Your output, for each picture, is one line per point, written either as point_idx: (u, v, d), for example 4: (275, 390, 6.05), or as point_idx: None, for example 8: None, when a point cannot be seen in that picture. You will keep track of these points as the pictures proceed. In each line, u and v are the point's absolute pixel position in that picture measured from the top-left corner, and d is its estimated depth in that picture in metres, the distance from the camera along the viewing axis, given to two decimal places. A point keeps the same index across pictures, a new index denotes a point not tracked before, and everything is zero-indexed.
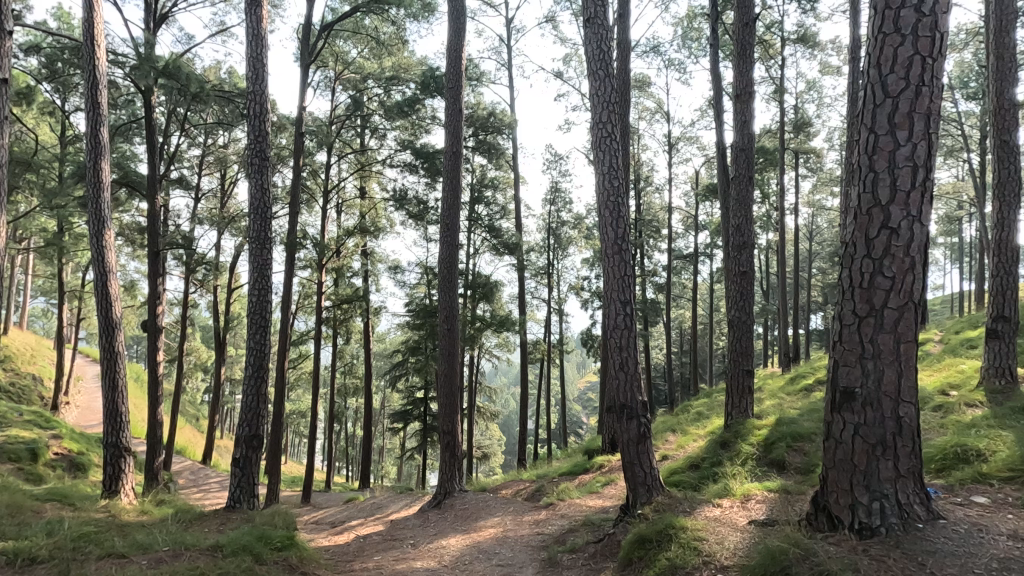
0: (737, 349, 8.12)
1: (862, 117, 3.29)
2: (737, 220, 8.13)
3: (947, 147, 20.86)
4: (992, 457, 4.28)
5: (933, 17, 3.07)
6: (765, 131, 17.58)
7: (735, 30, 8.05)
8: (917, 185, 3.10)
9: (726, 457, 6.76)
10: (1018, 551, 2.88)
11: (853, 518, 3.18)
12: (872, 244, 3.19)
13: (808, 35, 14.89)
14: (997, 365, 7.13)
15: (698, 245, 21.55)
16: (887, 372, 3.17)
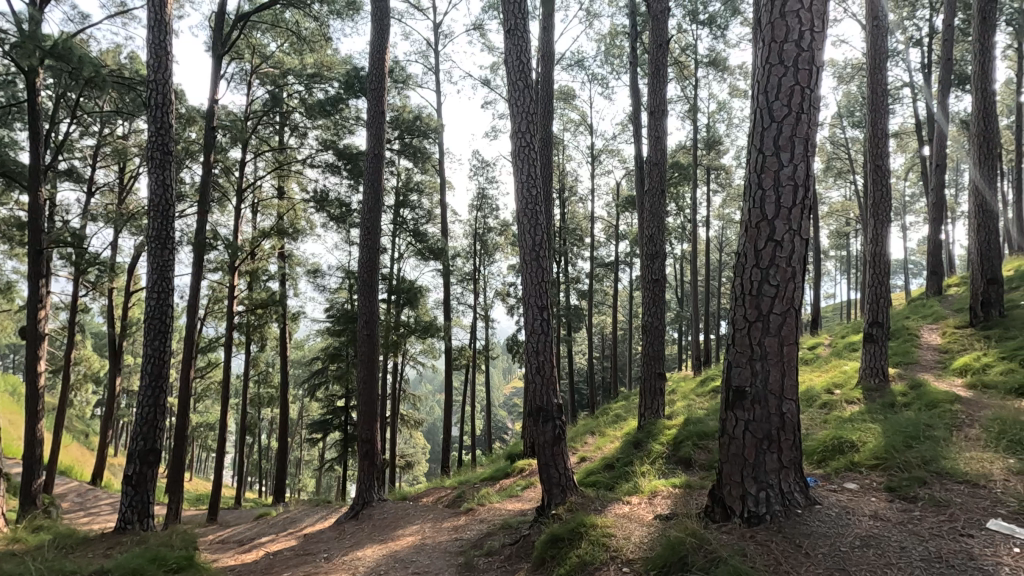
0: (650, 353, 8.53)
1: (752, 139, 3.60)
2: (651, 230, 8.57)
3: (838, 168, 23.07)
4: (863, 446, 4.78)
5: (810, 52, 3.41)
6: (680, 147, 18.64)
7: (651, 50, 8.48)
8: (797, 202, 3.43)
9: (637, 456, 7.08)
10: (877, 529, 3.25)
11: (743, 508, 3.45)
12: (760, 254, 3.49)
13: (718, 60, 16.00)
14: (873, 366, 7.97)
15: (619, 254, 22.44)
16: (772, 371, 3.47)
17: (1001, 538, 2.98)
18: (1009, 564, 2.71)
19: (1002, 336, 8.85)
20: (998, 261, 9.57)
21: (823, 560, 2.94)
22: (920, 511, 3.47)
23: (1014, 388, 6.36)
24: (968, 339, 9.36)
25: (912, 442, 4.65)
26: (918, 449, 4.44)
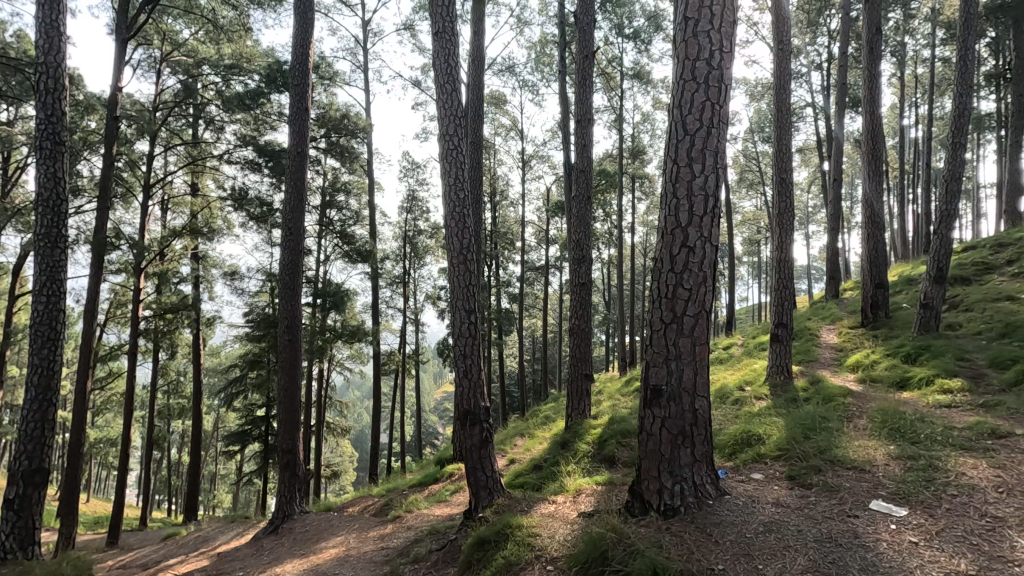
0: (577, 355, 8.74)
1: (667, 150, 3.79)
2: (577, 235, 8.79)
3: (750, 180, 24.70)
4: (768, 438, 5.14)
5: (719, 71, 3.64)
6: (606, 155, 19.27)
7: (578, 60, 8.67)
8: (708, 211, 3.65)
9: (564, 457, 7.22)
10: (778, 514, 3.51)
11: (659, 501, 3.62)
12: (675, 259, 3.68)
13: (642, 73, 16.72)
14: (779, 364, 8.59)
15: (549, 258, 22.84)
16: (686, 370, 3.66)
17: (881, 517, 3.31)
18: (887, 539, 3.01)
19: (887, 335, 9.81)
20: (884, 267, 10.62)
21: (730, 546, 3.14)
22: (815, 496, 3.78)
23: (896, 381, 7.07)
24: (860, 338, 10.29)
25: (810, 434, 5.05)
26: (815, 439, 4.84)
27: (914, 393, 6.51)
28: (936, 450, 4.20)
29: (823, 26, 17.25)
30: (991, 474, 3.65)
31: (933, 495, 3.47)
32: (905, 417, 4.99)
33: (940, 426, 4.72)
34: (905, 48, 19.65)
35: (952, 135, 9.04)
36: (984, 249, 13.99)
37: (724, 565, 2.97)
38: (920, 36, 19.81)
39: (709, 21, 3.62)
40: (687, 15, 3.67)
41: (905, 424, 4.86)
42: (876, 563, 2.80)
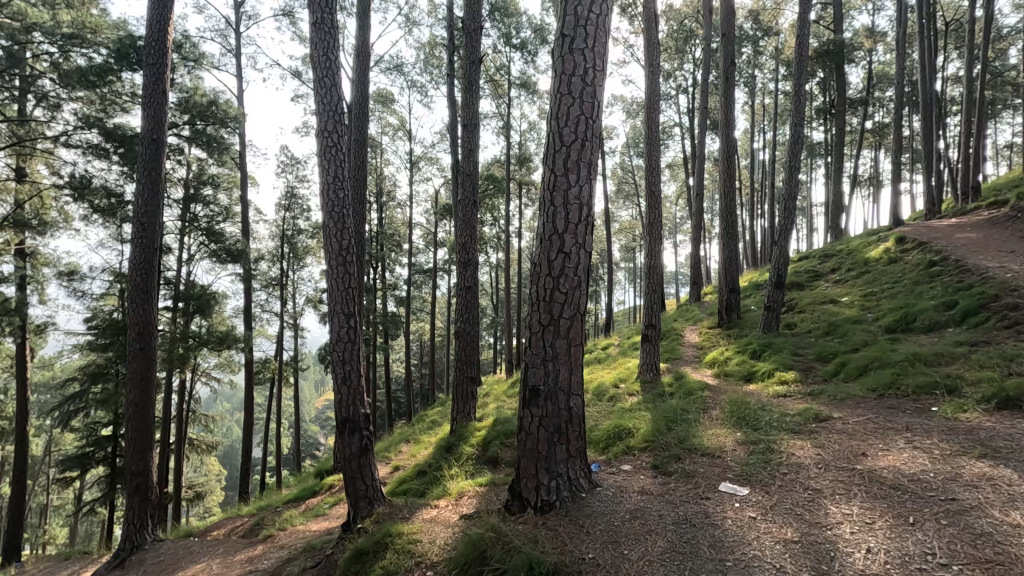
0: (462, 358, 8.76)
1: (546, 159, 3.94)
2: (463, 238, 8.79)
3: (627, 191, 26.49)
4: (636, 431, 5.52)
5: (592, 88, 3.86)
6: (494, 160, 19.56)
7: (464, 65, 8.64)
8: (582, 219, 3.85)
9: (447, 460, 7.21)
10: (643, 502, 3.80)
11: (537, 498, 3.77)
12: (552, 265, 3.83)
13: (529, 82, 17.23)
14: (649, 362, 9.28)
15: (437, 261, 22.67)
16: (561, 370, 3.83)
17: (728, 497, 3.71)
18: (732, 516, 3.38)
19: (739, 334, 11.01)
20: (736, 274, 11.91)
21: (600, 535, 3.33)
22: (675, 482, 4.14)
23: (745, 375, 7.95)
24: (716, 337, 11.45)
25: (672, 425, 5.52)
26: (675, 431, 5.30)
27: (758, 385, 7.37)
28: (772, 435, 4.79)
29: (689, 54, 19.03)
30: (813, 452, 4.25)
31: (768, 475, 3.97)
32: (750, 407, 5.64)
33: (776, 414, 5.39)
34: (755, 81, 22.28)
35: (789, 160, 10.40)
36: (814, 259, 16.23)
37: (594, 553, 3.15)
38: (766, 71, 22.59)
39: (584, 39, 3.81)
40: (564, 32, 3.84)
41: (749, 412, 5.49)
42: (722, 538, 3.13)
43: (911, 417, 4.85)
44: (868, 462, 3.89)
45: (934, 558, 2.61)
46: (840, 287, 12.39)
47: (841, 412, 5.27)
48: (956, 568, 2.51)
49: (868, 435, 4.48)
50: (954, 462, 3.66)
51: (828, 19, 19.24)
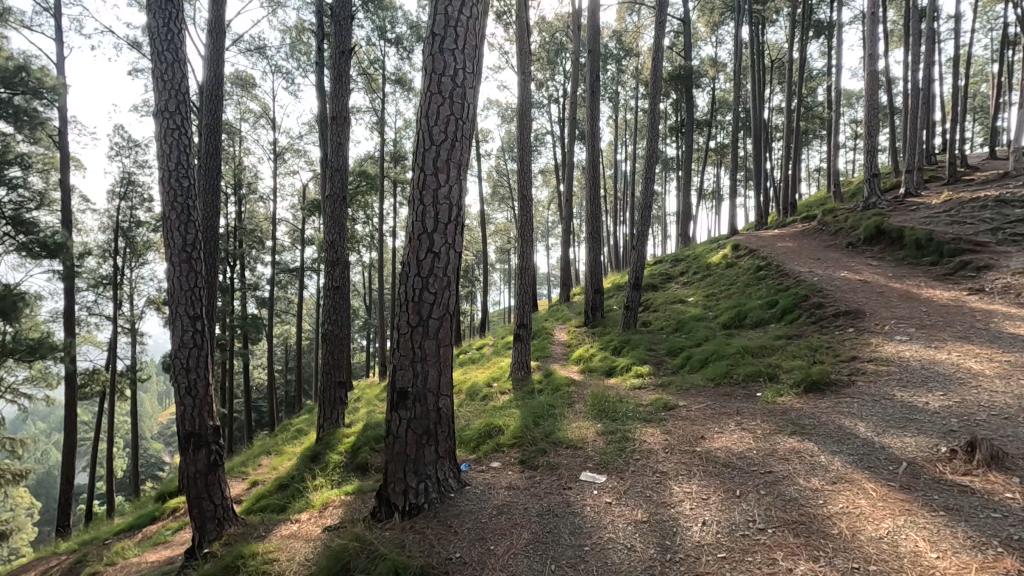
0: (329, 363, 8.33)
1: (415, 157, 3.88)
2: (330, 236, 8.31)
3: (502, 194, 27.08)
4: (506, 428, 5.64)
5: (463, 89, 3.86)
6: (368, 157, 18.85)
7: (333, 54, 8.13)
8: (451, 220, 3.84)
9: (312, 471, 6.80)
10: (510, 497, 3.90)
11: (404, 502, 3.70)
12: (420, 264, 3.77)
13: (404, 79, 16.84)
14: (521, 362, 9.57)
15: (304, 260, 21.31)
16: (430, 371, 3.80)
17: (588, 485, 3.94)
18: (590, 503, 3.60)
19: (602, 332, 11.75)
20: (600, 276, 12.72)
21: (467, 533, 3.35)
22: (542, 476, 4.29)
23: (607, 370, 8.51)
24: (582, 335, 12.12)
25: (539, 421, 5.73)
26: (542, 426, 5.52)
27: (618, 379, 7.93)
28: (628, 424, 5.18)
29: (560, 67, 19.97)
30: (661, 438, 4.68)
31: (623, 462, 4.28)
32: (610, 400, 6.03)
33: (632, 405, 5.83)
34: (618, 96, 23.99)
35: (646, 172, 11.32)
36: (667, 263, 17.86)
37: (461, 552, 3.17)
38: (628, 88, 24.43)
39: (454, 40, 3.79)
40: (434, 30, 3.79)
41: (608, 404, 5.88)
42: (581, 525, 3.31)
43: (740, 401, 5.54)
44: (705, 444, 4.36)
45: (755, 525, 2.99)
46: (688, 288, 13.78)
47: (686, 401, 5.85)
48: (771, 531, 2.90)
49: (707, 420, 5.02)
50: (772, 440, 4.23)
51: (679, 47, 21.33)
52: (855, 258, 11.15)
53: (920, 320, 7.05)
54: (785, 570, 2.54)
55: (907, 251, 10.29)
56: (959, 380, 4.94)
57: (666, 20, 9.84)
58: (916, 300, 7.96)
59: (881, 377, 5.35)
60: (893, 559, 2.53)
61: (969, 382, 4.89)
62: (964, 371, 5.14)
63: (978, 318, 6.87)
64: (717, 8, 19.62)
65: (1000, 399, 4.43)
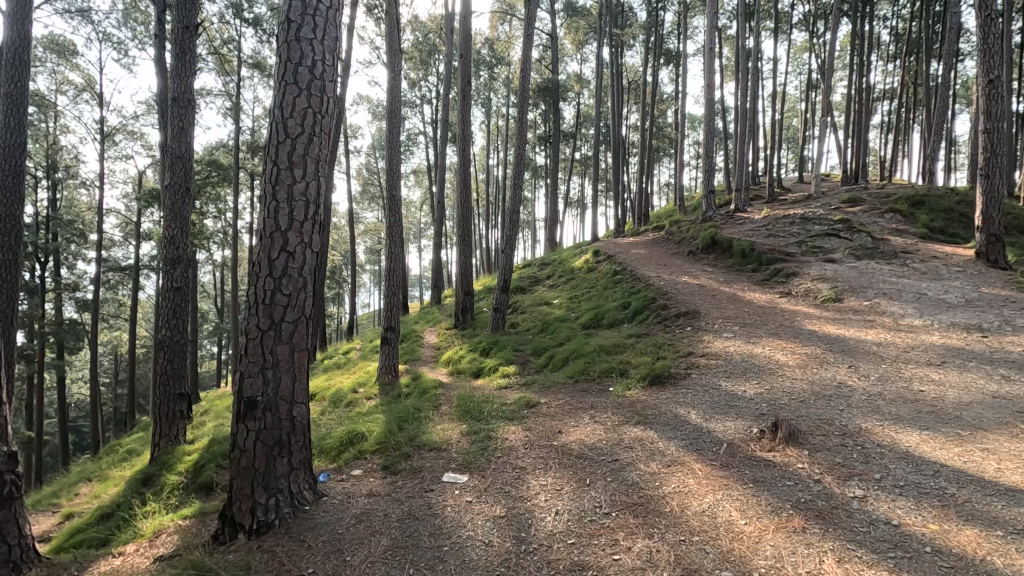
0: (167, 373, 7.43)
1: (267, 150, 3.62)
2: (171, 231, 7.39)
3: (372, 194, 26.29)
4: (369, 433, 5.46)
5: (322, 81, 3.68)
6: (219, 146, 17.19)
7: (174, 29, 7.21)
8: (308, 218, 3.65)
9: (142, 497, 6.00)
10: (370, 505, 3.79)
11: (251, 520, 3.43)
12: (273, 264, 3.52)
13: (263, 64, 15.61)
14: (388, 365, 9.35)
15: (140, 257, 18.82)
16: (284, 379, 3.58)
17: (449, 486, 3.96)
18: (452, 503, 3.63)
19: (471, 335, 11.88)
20: (470, 278, 12.87)
21: (322, 547, 3.20)
22: (404, 480, 4.23)
23: (474, 372, 8.62)
24: (452, 337, 12.18)
25: (404, 425, 5.64)
26: (406, 430, 5.44)
27: (485, 380, 8.08)
28: (491, 424, 5.30)
29: (433, 68, 19.94)
30: (522, 435, 4.86)
31: (485, 460, 4.38)
32: (477, 401, 6.13)
33: (497, 405, 5.98)
34: (490, 103, 24.49)
35: (515, 179, 11.69)
36: (534, 266, 18.57)
37: (314, 567, 3.01)
38: (500, 96, 25.02)
39: (312, 29, 3.60)
40: (290, 16, 3.55)
41: (473, 405, 5.97)
42: (441, 526, 3.33)
43: (595, 396, 5.95)
44: (561, 438, 4.61)
45: (601, 510, 3.24)
46: (553, 291, 14.47)
47: (547, 398, 6.14)
48: (615, 514, 3.16)
49: (564, 416, 5.32)
50: (620, 430, 4.61)
51: (547, 61, 22.37)
52: (695, 265, 12.53)
53: (743, 319, 8.11)
54: (625, 549, 2.79)
55: (735, 259, 11.80)
56: (770, 370, 5.80)
57: (534, 34, 10.23)
58: (740, 302, 9.16)
59: (712, 370, 6.07)
60: (712, 529, 2.89)
61: (777, 371, 5.75)
62: (774, 363, 6.03)
63: (786, 317, 8.11)
64: (581, 28, 20.88)
65: (798, 385, 5.27)
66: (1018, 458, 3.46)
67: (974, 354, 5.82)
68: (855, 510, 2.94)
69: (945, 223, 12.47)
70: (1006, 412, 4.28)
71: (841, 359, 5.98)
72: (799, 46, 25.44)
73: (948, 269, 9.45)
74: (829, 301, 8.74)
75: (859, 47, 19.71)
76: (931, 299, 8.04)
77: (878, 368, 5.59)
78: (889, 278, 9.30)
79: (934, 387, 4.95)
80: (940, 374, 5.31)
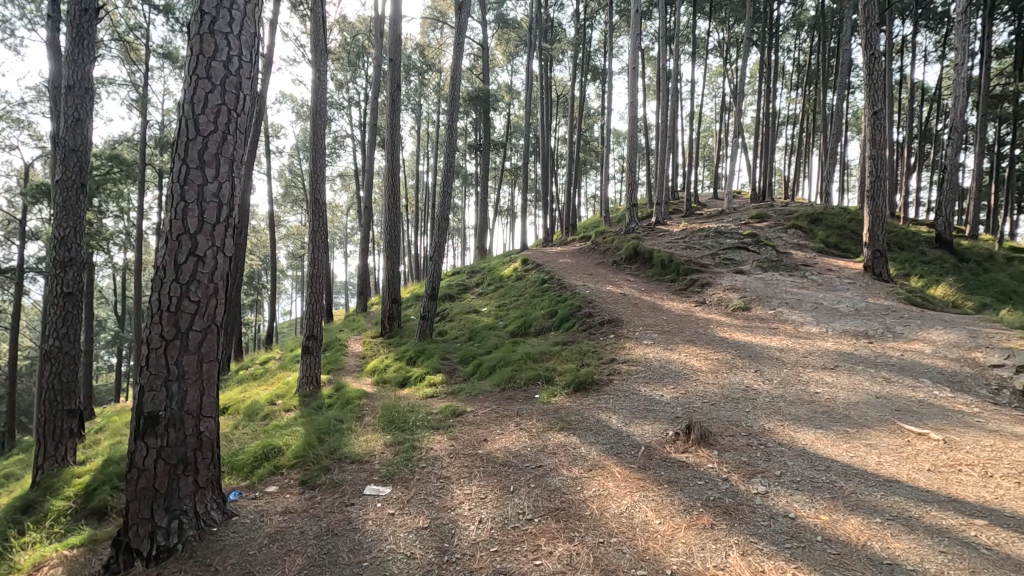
0: (54, 388, 6.72)
1: (175, 147, 3.39)
2: (62, 230, 6.69)
3: (295, 197, 25.24)
4: (286, 447, 5.20)
5: (238, 78, 3.51)
6: (123, 140, 15.86)
7: (70, 11, 6.59)
8: (221, 220, 3.45)
9: (20, 526, 5.36)
10: (286, 522, 3.62)
11: (151, 546, 3.17)
12: (180, 268, 3.30)
13: (175, 55, 14.61)
14: (309, 375, 8.99)
15: (25, 258, 16.93)
16: (190, 392, 3.35)
17: (371, 499, 3.86)
18: (372, 517, 3.53)
19: (398, 343, 11.63)
20: (397, 285, 12.64)
21: (232, 570, 3.01)
22: (322, 495, 4.07)
23: (400, 381, 8.45)
24: (377, 346, 11.89)
25: (324, 437, 5.43)
26: (326, 443, 5.24)
27: (410, 389, 7.94)
28: (417, 434, 5.22)
29: (361, 70, 19.51)
30: (447, 444, 4.82)
31: (409, 471, 4.30)
32: (401, 410, 6.01)
33: (423, 414, 5.89)
34: (420, 108, 24.27)
35: (444, 186, 11.62)
36: (463, 274, 18.54)
37: None
38: (430, 102, 24.86)
39: (228, 23, 3.42)
40: (203, 7, 3.36)
41: (398, 415, 5.85)
42: (361, 540, 3.24)
43: (521, 404, 6.01)
44: (487, 446, 4.62)
45: (524, 516, 3.27)
46: (482, 299, 14.49)
47: (473, 407, 6.14)
48: (537, 519, 3.21)
49: (489, 424, 5.33)
50: (543, 437, 4.68)
51: (478, 70, 22.51)
52: (619, 274, 13.01)
53: (662, 327, 8.50)
54: (546, 553, 2.83)
55: (655, 270, 12.36)
56: (685, 375, 6.11)
57: (464, 43, 10.27)
58: (660, 310, 9.59)
59: (632, 376, 6.31)
60: (629, 529, 3.00)
61: (692, 376, 6.07)
62: (690, 368, 6.37)
63: (701, 325, 8.59)
64: (512, 41, 21.21)
65: (711, 389, 5.60)
66: (894, 451, 3.87)
67: (861, 358, 6.44)
68: (758, 505, 3.15)
69: (839, 239, 13.73)
70: (886, 411, 4.77)
71: (748, 364, 6.42)
72: (714, 70, 27.19)
73: (840, 280, 10.40)
74: (739, 310, 9.36)
75: (766, 75, 21.35)
76: (826, 308, 8.81)
77: (781, 372, 6.05)
78: (790, 289, 10.10)
79: (827, 389, 5.43)
80: (833, 376, 5.83)
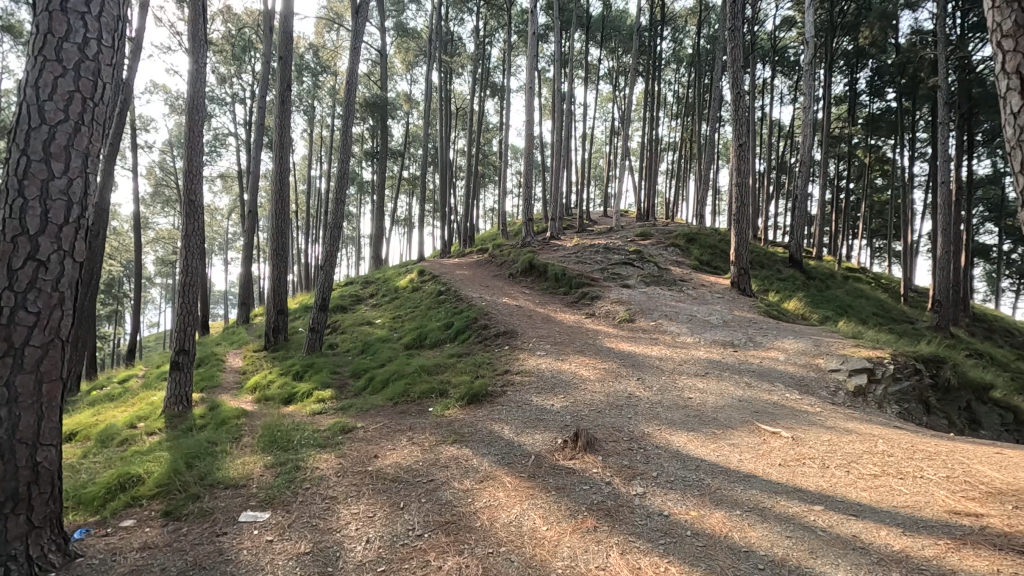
0: None
1: (11, 135, 2.94)
2: None
3: (166, 197, 22.92)
4: (147, 476, 4.66)
5: (95, 63, 3.13)
6: None
7: None
8: (70, 220, 3.06)
9: None
10: (144, 559, 3.26)
11: None
12: (16, 274, 2.86)
13: (16, 29, 12.73)
14: (178, 394, 8.15)
15: None
16: (24, 417, 2.90)
17: (247, 526, 3.58)
18: (248, 546, 3.28)
19: (284, 357, 10.92)
20: (284, 296, 11.89)
21: None
22: (189, 526, 3.71)
23: (284, 398, 7.93)
24: (259, 360, 11.07)
25: (194, 462, 4.93)
26: (196, 468, 4.77)
27: (296, 406, 7.49)
28: (301, 453, 4.92)
29: (247, 66, 18.29)
30: (334, 463, 4.61)
31: (291, 493, 4.04)
32: (284, 429, 5.63)
33: (308, 432, 5.57)
34: (313, 111, 23.21)
35: (337, 192, 11.16)
36: (357, 285, 17.91)
37: None
38: (324, 105, 23.90)
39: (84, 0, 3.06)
40: None
41: (281, 434, 5.48)
42: (233, 572, 2.99)
43: (413, 418, 5.90)
44: (377, 463, 4.48)
45: (413, 532, 3.21)
46: (376, 311, 14.06)
47: (364, 422, 5.92)
48: (427, 534, 3.17)
49: (381, 439, 5.18)
50: (436, 450, 4.64)
51: (375, 76, 22.03)
52: (514, 286, 13.29)
53: (554, 338, 8.80)
54: (435, 569, 2.80)
55: (549, 283, 12.78)
56: (575, 385, 6.37)
57: (361, 48, 10.02)
58: (552, 322, 9.92)
59: (525, 386, 6.46)
60: (517, 538, 3.06)
61: (581, 386, 6.34)
62: (579, 378, 6.65)
63: (591, 336, 9.02)
64: (411, 50, 21.09)
65: (598, 397, 5.88)
66: (752, 448, 4.32)
67: (727, 365, 7.12)
68: (637, 506, 3.36)
69: (711, 258, 15.13)
70: (747, 413, 5.31)
71: (633, 373, 6.84)
72: (604, 96, 28.92)
73: (711, 295, 11.44)
74: (624, 322, 9.94)
75: (649, 103, 23.08)
76: (699, 320, 9.63)
77: (660, 380, 6.52)
78: (669, 302, 10.94)
79: (699, 394, 5.94)
80: (704, 382, 6.38)
